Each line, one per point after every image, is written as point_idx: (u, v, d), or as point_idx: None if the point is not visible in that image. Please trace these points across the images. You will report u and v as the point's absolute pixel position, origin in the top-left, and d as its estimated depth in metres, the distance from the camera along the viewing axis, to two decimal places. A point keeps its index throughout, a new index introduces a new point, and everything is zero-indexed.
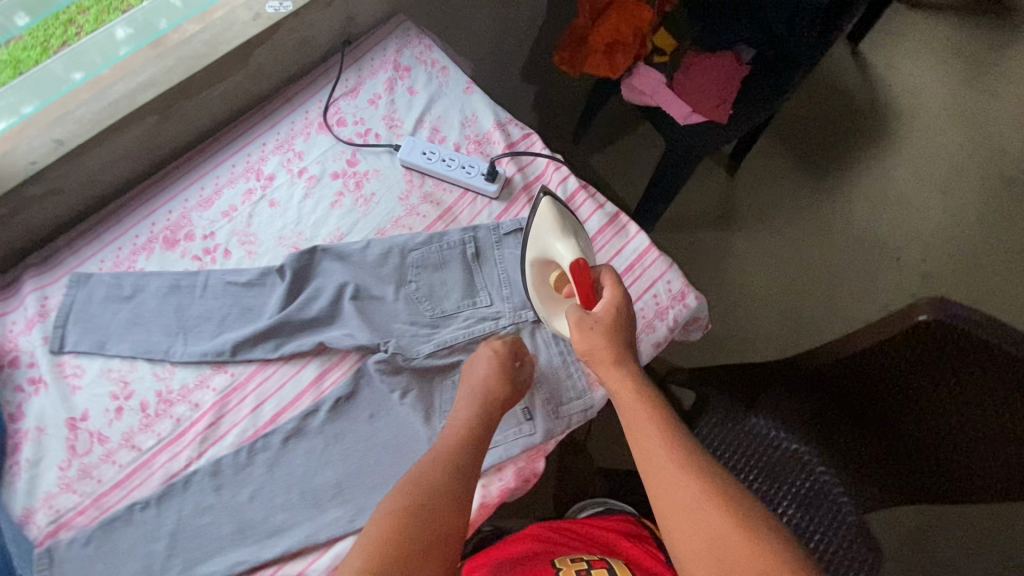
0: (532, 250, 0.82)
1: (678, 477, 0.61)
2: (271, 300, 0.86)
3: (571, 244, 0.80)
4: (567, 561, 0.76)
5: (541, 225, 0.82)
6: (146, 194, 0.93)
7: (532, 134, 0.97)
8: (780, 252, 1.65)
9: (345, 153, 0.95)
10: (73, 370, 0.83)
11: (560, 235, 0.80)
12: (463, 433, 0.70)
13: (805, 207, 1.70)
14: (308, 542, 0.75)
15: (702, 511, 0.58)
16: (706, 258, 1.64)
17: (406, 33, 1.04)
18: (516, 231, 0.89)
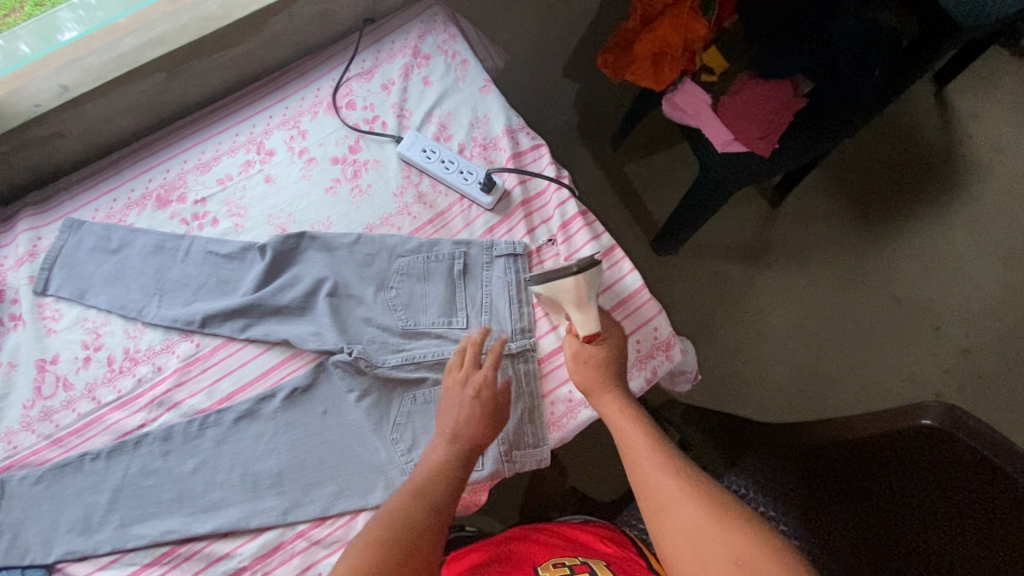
0: (542, 290, 0.73)
1: (655, 471, 0.65)
2: (248, 277, 0.85)
3: (589, 316, 0.74)
4: (549, 567, 0.70)
5: (572, 288, 0.71)
6: (150, 150, 0.93)
7: (541, 147, 0.91)
8: (805, 299, 1.53)
9: (348, 139, 0.93)
10: (52, 313, 0.85)
11: (583, 305, 0.72)
12: (438, 473, 0.69)
13: (845, 256, 1.57)
14: (239, 525, 0.75)
15: (680, 499, 0.61)
16: (730, 293, 1.54)
17: (433, 19, 0.99)
18: (509, 255, 0.84)
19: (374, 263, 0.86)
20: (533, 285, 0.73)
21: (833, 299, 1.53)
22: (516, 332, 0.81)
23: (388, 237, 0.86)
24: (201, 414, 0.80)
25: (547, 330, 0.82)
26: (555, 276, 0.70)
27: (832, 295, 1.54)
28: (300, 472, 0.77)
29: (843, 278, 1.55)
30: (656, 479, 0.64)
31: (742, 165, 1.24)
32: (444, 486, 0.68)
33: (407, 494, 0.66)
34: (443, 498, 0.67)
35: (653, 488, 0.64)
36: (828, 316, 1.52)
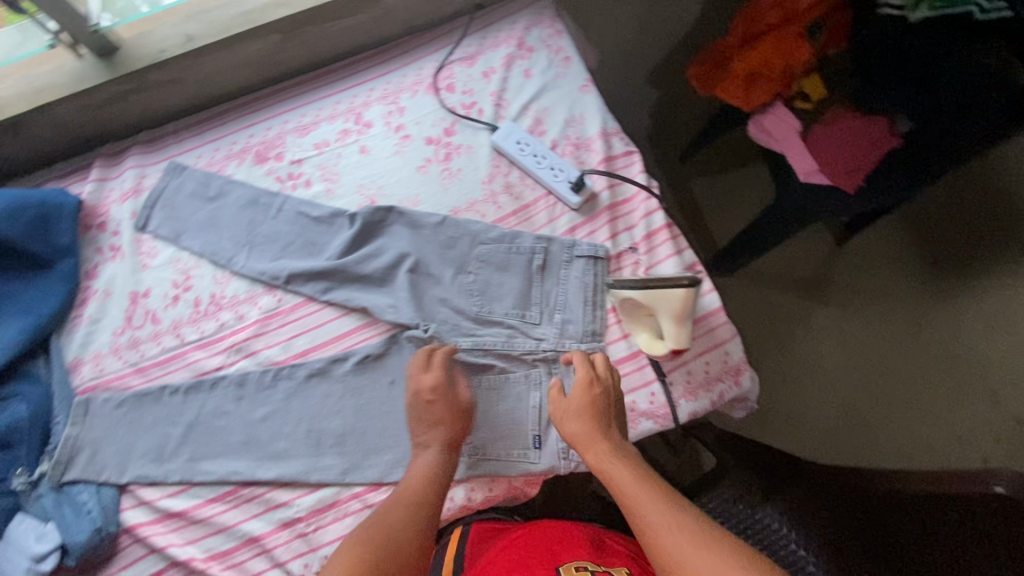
0: (641, 295, 0.73)
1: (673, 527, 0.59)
2: (334, 242, 0.88)
3: (682, 331, 0.73)
4: (572, 569, 0.67)
5: (677, 300, 0.71)
6: (254, 106, 0.97)
7: (634, 154, 0.91)
8: (856, 343, 1.49)
9: (444, 121, 0.94)
10: (148, 250, 0.90)
11: (680, 318, 0.72)
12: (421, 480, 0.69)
13: (906, 307, 1.51)
14: (300, 477, 0.78)
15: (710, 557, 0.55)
16: (780, 326, 1.51)
17: (541, 13, 0.99)
18: (590, 257, 0.84)
19: (455, 246, 0.88)
20: (634, 288, 0.73)
21: (886, 347, 1.49)
22: (586, 335, 0.82)
23: (472, 223, 0.88)
24: (276, 365, 0.83)
25: (618, 338, 0.83)
26: (660, 284, 0.71)
27: (885, 343, 1.49)
28: (362, 436, 0.80)
29: (900, 327, 1.50)
30: (684, 553, 0.56)
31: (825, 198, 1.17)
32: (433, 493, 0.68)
33: (395, 504, 0.65)
34: (430, 496, 0.68)
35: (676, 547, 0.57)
36: (877, 363, 1.48)
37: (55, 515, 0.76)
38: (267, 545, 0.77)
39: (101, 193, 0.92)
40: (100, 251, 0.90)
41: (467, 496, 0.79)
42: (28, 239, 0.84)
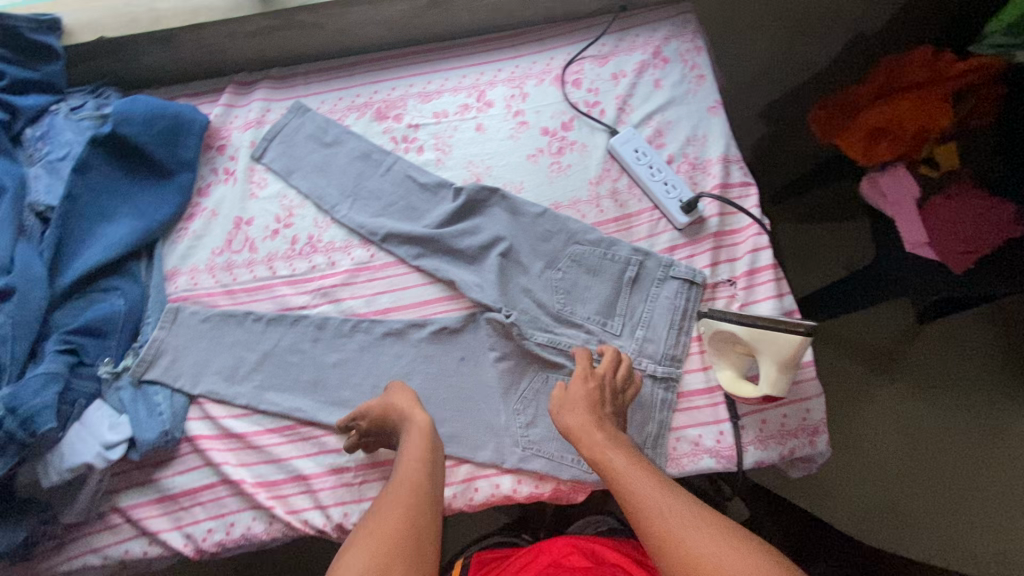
0: (745, 332, 0.71)
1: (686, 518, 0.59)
2: (435, 211, 0.90)
3: (782, 381, 0.69)
4: None
5: (785, 346, 0.67)
6: (383, 65, 0.99)
7: (751, 186, 0.88)
8: (919, 434, 1.32)
9: (565, 114, 0.94)
10: (259, 180, 0.93)
11: (782, 366, 0.69)
12: (412, 477, 0.67)
13: (985, 408, 1.33)
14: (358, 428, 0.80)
15: (727, 549, 0.56)
16: (837, 398, 1.35)
17: (684, 26, 0.97)
18: (686, 281, 0.82)
19: (551, 239, 0.87)
20: (738, 324, 0.71)
21: (952, 446, 1.32)
22: (664, 358, 0.80)
23: (572, 222, 0.87)
24: (357, 316, 0.85)
25: (696, 369, 0.81)
26: (769, 325, 0.68)
27: (952, 442, 1.32)
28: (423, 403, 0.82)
29: (973, 429, 1.32)
30: (685, 531, 0.58)
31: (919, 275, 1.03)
32: (432, 483, 0.68)
33: (404, 503, 0.64)
34: (427, 489, 0.67)
35: (689, 537, 0.57)
36: (938, 461, 1.31)
37: (130, 409, 0.78)
38: (313, 486, 0.78)
39: (225, 118, 0.95)
40: (214, 172, 0.93)
41: (513, 488, 0.78)
42: (157, 146, 0.87)
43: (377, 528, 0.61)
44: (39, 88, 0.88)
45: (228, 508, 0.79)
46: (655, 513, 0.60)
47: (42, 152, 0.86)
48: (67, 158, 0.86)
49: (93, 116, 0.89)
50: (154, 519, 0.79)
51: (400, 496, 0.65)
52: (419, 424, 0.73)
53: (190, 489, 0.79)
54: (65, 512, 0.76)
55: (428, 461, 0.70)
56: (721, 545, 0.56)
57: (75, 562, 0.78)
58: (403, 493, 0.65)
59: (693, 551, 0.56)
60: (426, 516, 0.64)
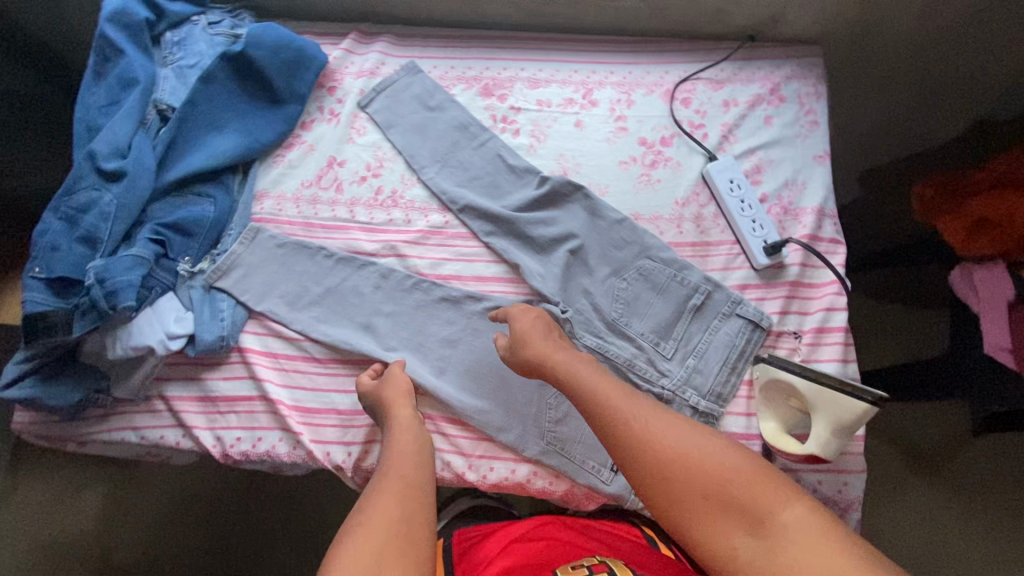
0: (804, 387, 0.69)
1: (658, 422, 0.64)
2: (516, 195, 0.91)
3: (832, 446, 0.68)
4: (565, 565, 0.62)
5: (846, 411, 0.66)
6: (500, 43, 1.00)
7: (841, 244, 0.85)
8: (942, 545, 1.24)
9: (666, 130, 0.93)
10: (359, 127, 0.96)
11: (837, 431, 0.67)
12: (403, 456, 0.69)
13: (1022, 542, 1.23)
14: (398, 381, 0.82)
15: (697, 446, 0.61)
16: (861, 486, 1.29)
17: (809, 68, 0.95)
18: (751, 322, 0.81)
19: (623, 248, 0.87)
20: (798, 378, 0.69)
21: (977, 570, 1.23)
22: (710, 393, 0.79)
23: (649, 236, 0.86)
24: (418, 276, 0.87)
25: (736, 412, 0.79)
26: (834, 385, 0.66)
27: (975, 566, 1.23)
28: (461, 374, 0.83)
29: (1004, 561, 1.23)
30: (660, 431, 0.63)
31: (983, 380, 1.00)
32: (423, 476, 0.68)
33: (394, 484, 0.65)
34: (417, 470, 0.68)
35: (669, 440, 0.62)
36: None
37: (197, 309, 0.83)
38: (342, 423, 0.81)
39: (343, 62, 0.99)
40: (320, 110, 0.97)
41: (528, 479, 0.79)
42: (277, 74, 0.91)
43: (370, 517, 0.60)
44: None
45: (260, 423, 0.82)
46: (620, 413, 0.66)
47: (175, 55, 0.92)
48: (196, 67, 0.91)
49: (226, 34, 0.94)
50: (192, 414, 0.83)
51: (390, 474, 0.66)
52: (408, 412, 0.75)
53: (230, 396, 0.83)
54: (121, 386, 0.81)
55: (417, 452, 0.71)
56: (693, 444, 0.62)
57: (115, 434, 0.83)
58: (393, 484, 0.65)
59: (656, 441, 0.62)
60: (416, 492, 0.65)
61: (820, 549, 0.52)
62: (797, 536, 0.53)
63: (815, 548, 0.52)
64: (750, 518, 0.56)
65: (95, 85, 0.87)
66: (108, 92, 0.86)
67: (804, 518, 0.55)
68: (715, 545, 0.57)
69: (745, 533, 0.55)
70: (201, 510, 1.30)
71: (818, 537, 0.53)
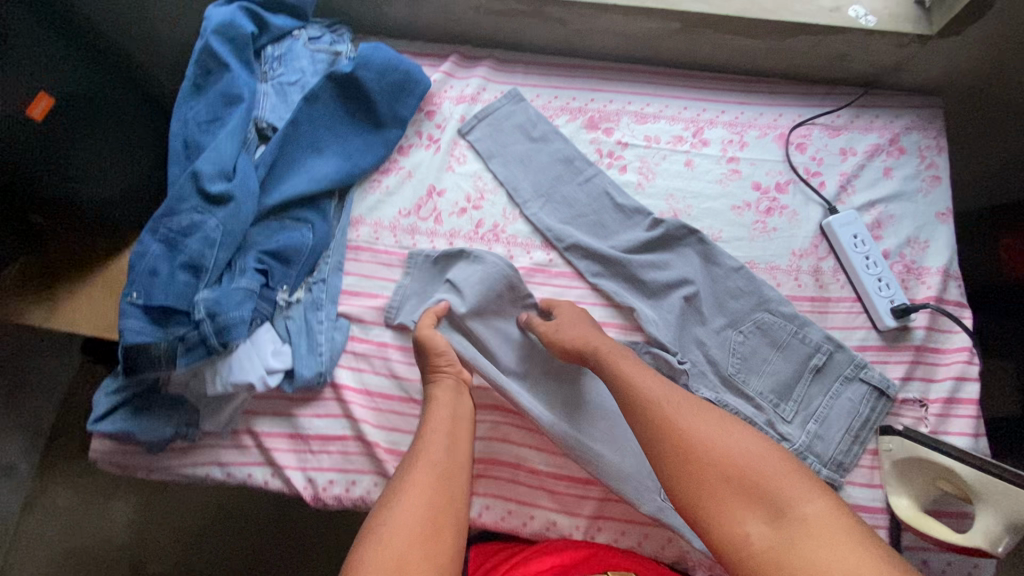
0: (967, 474, 0.66)
1: (689, 409, 0.63)
2: (625, 235, 0.87)
3: (999, 541, 0.64)
4: None
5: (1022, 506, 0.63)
6: (606, 75, 0.97)
7: (966, 309, 0.82)
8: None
9: (781, 176, 0.89)
10: (459, 155, 0.92)
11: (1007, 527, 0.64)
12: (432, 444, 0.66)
13: None
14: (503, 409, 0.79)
15: (727, 434, 0.60)
16: None
17: (929, 120, 0.91)
18: (878, 391, 0.77)
19: (741, 298, 0.83)
20: (959, 461, 0.67)
21: None
22: (831, 461, 0.75)
23: (768, 288, 0.82)
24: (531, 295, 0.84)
25: (858, 483, 0.75)
26: (1008, 475, 0.64)
27: None
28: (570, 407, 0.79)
29: None
30: (689, 419, 0.62)
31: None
32: (455, 468, 0.64)
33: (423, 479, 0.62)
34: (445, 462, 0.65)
35: (699, 428, 0.60)
36: None
37: (294, 341, 0.79)
38: None
39: (442, 86, 0.95)
40: (418, 135, 0.93)
41: (639, 541, 0.75)
42: (382, 97, 0.88)
43: (392, 520, 0.57)
44: (288, 11, 0.90)
45: (354, 466, 0.78)
46: (652, 399, 0.65)
47: (275, 71, 0.88)
48: (297, 85, 0.88)
49: (327, 51, 0.91)
50: (283, 453, 0.79)
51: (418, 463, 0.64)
52: (443, 390, 0.72)
53: (323, 435, 0.79)
54: (210, 420, 0.77)
55: (448, 438, 0.67)
56: (724, 433, 0.60)
57: (199, 469, 0.79)
58: (418, 475, 0.62)
59: (683, 428, 0.61)
60: (449, 492, 0.62)
61: (838, 541, 0.49)
62: (817, 528, 0.51)
63: (837, 544, 0.49)
64: (769, 507, 0.53)
65: (195, 99, 0.83)
66: (210, 107, 0.82)
67: (828, 514, 0.52)
68: (730, 534, 0.54)
69: (765, 521, 0.53)
70: (240, 532, 1.21)
71: (844, 535, 0.50)
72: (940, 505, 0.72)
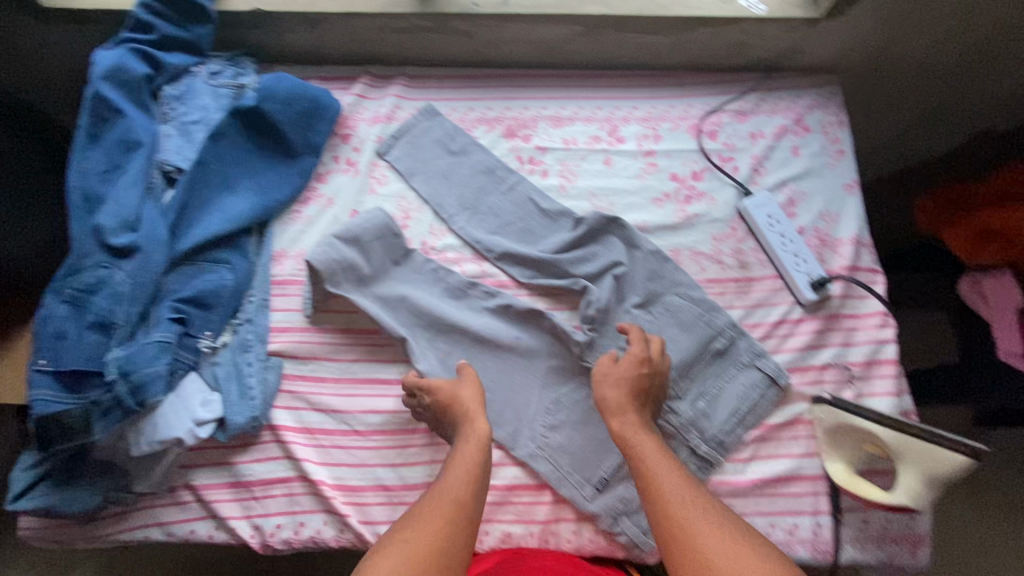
0: (890, 439, 0.68)
1: (704, 516, 0.60)
2: (553, 238, 0.88)
3: (921, 497, 0.67)
4: None
5: (944, 464, 0.65)
6: (520, 82, 0.97)
7: (880, 274, 0.86)
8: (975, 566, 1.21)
9: (697, 165, 0.92)
10: (379, 176, 0.91)
11: (927, 483, 0.67)
12: (458, 478, 0.67)
13: None
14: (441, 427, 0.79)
15: (737, 550, 0.56)
16: None
17: (829, 98, 0.95)
18: (770, 380, 0.79)
19: (658, 281, 0.85)
20: (883, 427, 0.68)
21: None
22: (712, 440, 0.78)
23: (682, 273, 0.84)
24: (418, 253, 0.86)
25: (794, 453, 0.78)
26: (930, 439, 0.65)
27: None
28: (456, 366, 0.83)
29: None
30: (700, 533, 0.58)
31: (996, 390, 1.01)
32: (472, 506, 0.65)
33: (441, 513, 0.63)
34: (467, 496, 0.65)
35: (706, 542, 0.58)
36: None
37: (223, 387, 0.76)
38: (395, 498, 0.77)
39: (356, 108, 0.94)
40: (335, 160, 0.91)
41: (595, 543, 0.75)
42: (291, 127, 0.86)
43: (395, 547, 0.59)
44: (184, 48, 0.87)
45: (301, 507, 0.76)
46: (671, 493, 0.63)
47: (176, 112, 0.86)
48: (201, 123, 0.85)
49: (230, 85, 0.88)
50: (225, 503, 0.76)
51: (435, 495, 0.65)
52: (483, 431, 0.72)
53: (266, 479, 0.77)
54: (142, 481, 0.73)
55: (474, 473, 0.68)
56: (731, 550, 0.57)
57: (138, 532, 0.76)
58: (438, 506, 0.64)
59: (691, 528, 0.59)
60: (458, 525, 0.62)
61: None
62: None
63: None
64: None
65: (91, 148, 0.79)
66: (107, 156, 0.78)
67: None
68: None
69: None
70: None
71: None
72: (872, 465, 0.75)
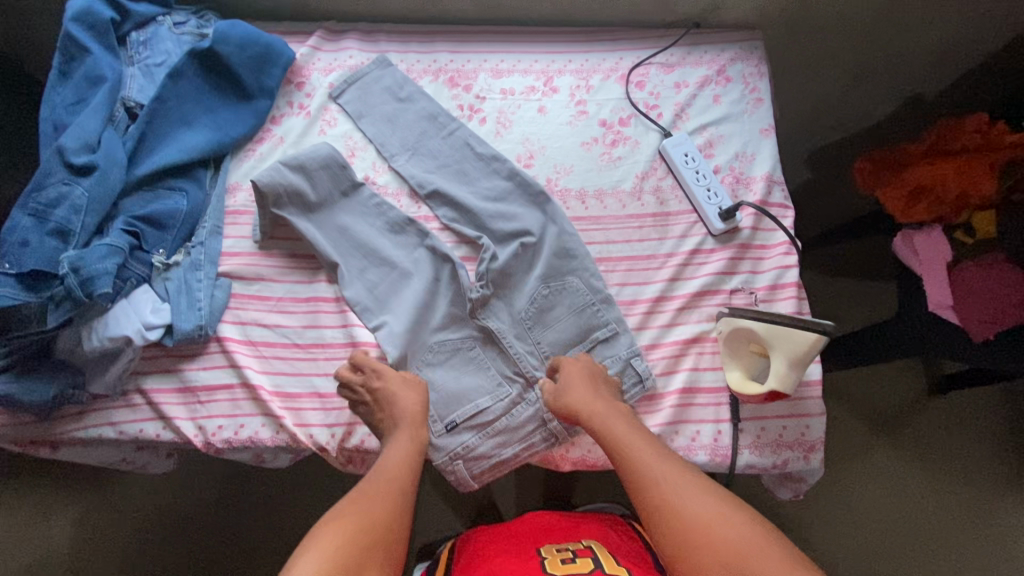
0: (756, 328, 0.76)
1: (674, 474, 0.67)
2: (485, 177, 0.95)
3: (792, 378, 0.73)
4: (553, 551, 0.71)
5: (800, 343, 0.71)
6: (464, 36, 1.05)
7: (789, 209, 0.92)
8: (911, 500, 1.32)
9: (623, 111, 0.98)
10: (329, 119, 0.98)
11: (794, 364, 0.73)
12: (398, 470, 0.71)
13: (969, 486, 1.33)
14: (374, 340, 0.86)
15: (707, 505, 0.63)
16: (835, 456, 1.35)
17: (751, 51, 1.01)
18: (637, 379, 0.83)
19: (566, 259, 0.89)
20: (749, 320, 0.76)
21: (935, 515, 1.32)
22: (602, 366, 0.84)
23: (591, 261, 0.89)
24: (365, 187, 0.93)
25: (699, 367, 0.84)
26: (784, 321, 0.72)
27: (930, 513, 1.32)
28: (385, 296, 0.89)
29: (956, 503, 1.32)
30: (676, 491, 0.65)
31: (932, 334, 1.03)
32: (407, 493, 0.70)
33: (384, 492, 0.68)
34: (403, 481, 0.71)
35: (684, 500, 0.64)
36: (916, 527, 1.31)
37: (173, 299, 0.84)
38: (326, 402, 0.83)
39: (310, 59, 1.01)
40: (289, 105, 0.98)
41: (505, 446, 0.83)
42: (245, 70, 0.93)
43: (347, 520, 0.63)
44: None
45: (242, 410, 0.83)
46: (654, 469, 0.68)
47: (141, 55, 0.93)
48: (164, 65, 0.93)
49: (193, 33, 0.95)
50: (172, 406, 0.83)
51: (380, 478, 0.69)
52: (416, 426, 0.77)
53: (210, 385, 0.84)
54: (96, 381, 0.80)
55: (409, 463, 0.73)
56: (698, 501, 0.64)
57: (92, 431, 0.82)
58: (382, 486, 0.68)
59: (677, 500, 0.64)
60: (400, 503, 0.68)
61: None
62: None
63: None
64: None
65: (61, 84, 0.87)
66: (75, 90, 0.87)
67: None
68: None
69: None
70: (186, 516, 1.21)
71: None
72: None
